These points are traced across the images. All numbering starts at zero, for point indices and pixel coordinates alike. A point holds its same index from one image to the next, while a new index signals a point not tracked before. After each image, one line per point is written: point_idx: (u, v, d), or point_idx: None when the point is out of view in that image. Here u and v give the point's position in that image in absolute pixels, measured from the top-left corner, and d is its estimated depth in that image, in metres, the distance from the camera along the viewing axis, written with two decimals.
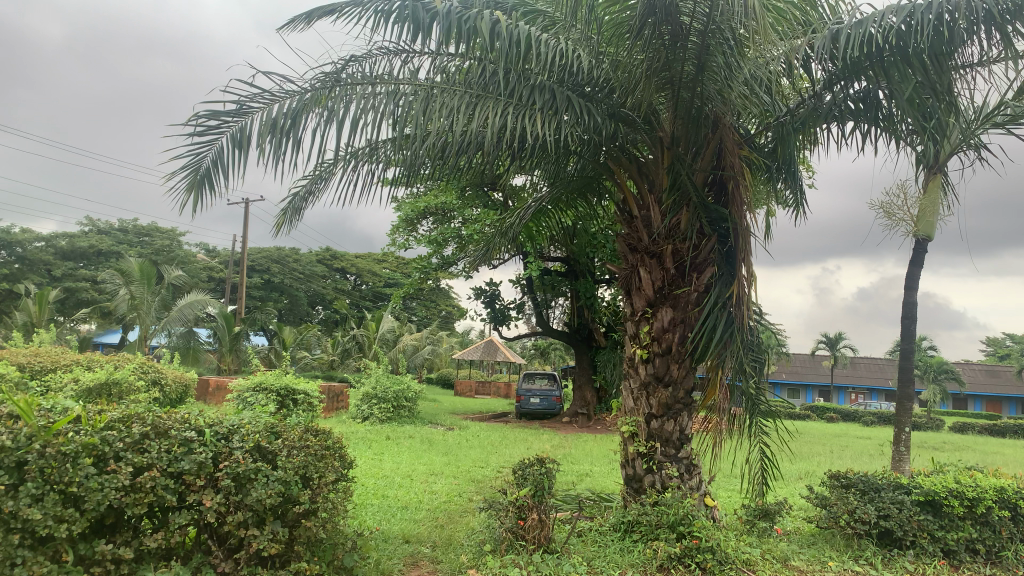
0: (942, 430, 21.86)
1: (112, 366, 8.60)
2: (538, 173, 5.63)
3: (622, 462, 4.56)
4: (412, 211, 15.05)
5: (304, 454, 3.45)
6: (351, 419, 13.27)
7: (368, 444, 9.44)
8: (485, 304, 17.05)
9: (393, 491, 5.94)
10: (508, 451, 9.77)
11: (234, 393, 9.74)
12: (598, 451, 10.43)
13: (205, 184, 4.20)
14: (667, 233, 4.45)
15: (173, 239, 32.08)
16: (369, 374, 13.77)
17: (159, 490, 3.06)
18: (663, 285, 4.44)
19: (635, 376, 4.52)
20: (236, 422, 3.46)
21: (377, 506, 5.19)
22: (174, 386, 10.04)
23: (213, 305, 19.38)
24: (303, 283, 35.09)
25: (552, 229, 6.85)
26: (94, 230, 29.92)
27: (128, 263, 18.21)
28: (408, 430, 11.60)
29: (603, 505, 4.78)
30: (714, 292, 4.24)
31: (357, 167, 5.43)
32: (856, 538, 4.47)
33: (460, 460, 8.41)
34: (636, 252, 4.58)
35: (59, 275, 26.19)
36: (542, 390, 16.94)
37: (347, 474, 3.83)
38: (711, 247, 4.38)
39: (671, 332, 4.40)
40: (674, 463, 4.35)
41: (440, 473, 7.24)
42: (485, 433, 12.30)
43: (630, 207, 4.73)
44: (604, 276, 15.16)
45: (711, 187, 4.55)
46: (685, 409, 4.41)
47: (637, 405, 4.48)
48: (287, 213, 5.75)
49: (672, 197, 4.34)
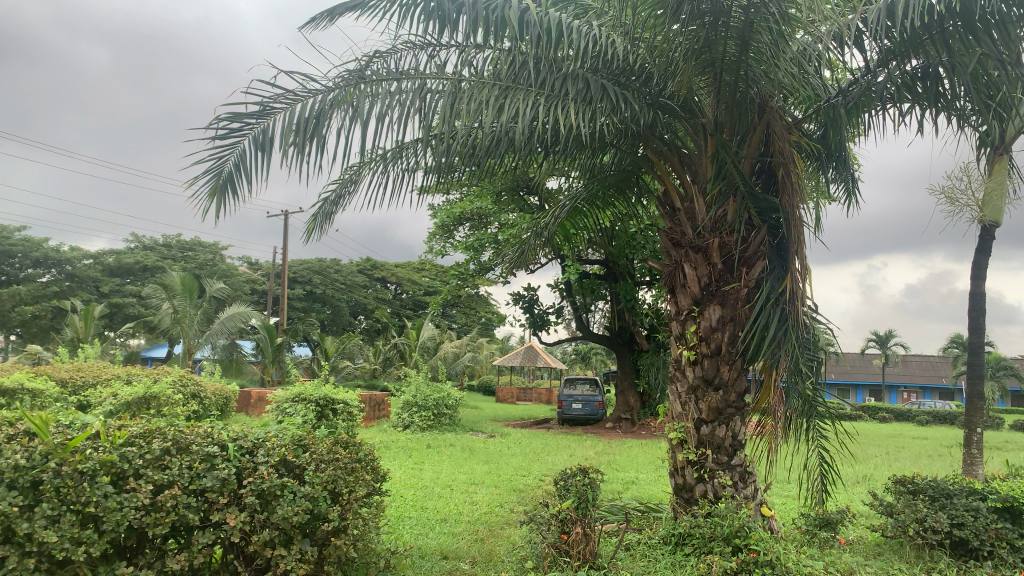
0: (1003, 429, 21.02)
1: (151, 379, 8.58)
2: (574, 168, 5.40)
3: (671, 471, 4.30)
4: (448, 217, 14.93)
5: (333, 467, 3.27)
6: (392, 428, 13.14)
7: (408, 453, 9.28)
8: (524, 309, 16.84)
9: (432, 502, 5.75)
10: (551, 458, 9.54)
11: (273, 404, 9.67)
12: (644, 457, 10.13)
13: (228, 189, 4.07)
14: (713, 226, 4.19)
15: (216, 254, 32.52)
16: (409, 383, 13.63)
17: (181, 509, 2.90)
18: (710, 281, 4.17)
19: (683, 378, 4.26)
20: (263, 434, 3.28)
21: (415, 519, 5.00)
22: (214, 399, 10.01)
23: (255, 317, 19.48)
24: (344, 293, 35.30)
25: (590, 232, 6.63)
26: (139, 246, 30.46)
27: (170, 277, 18.40)
28: (449, 439, 11.44)
29: (652, 516, 4.53)
30: (765, 287, 3.97)
31: (387, 169, 5.27)
32: (928, 548, 4.13)
33: (502, 469, 8.19)
34: (680, 247, 4.33)
35: (106, 292, 26.67)
36: (585, 395, 16.66)
37: (380, 489, 3.65)
38: (761, 239, 4.11)
39: (720, 332, 4.14)
40: (728, 472, 4.07)
41: (481, 483, 7.04)
42: (527, 440, 12.07)
43: (671, 200, 4.48)
44: (645, 277, 14.85)
45: (758, 175, 4.29)
46: (737, 413, 4.14)
47: (686, 409, 4.22)
48: (318, 219, 5.61)
49: (717, 187, 4.08)
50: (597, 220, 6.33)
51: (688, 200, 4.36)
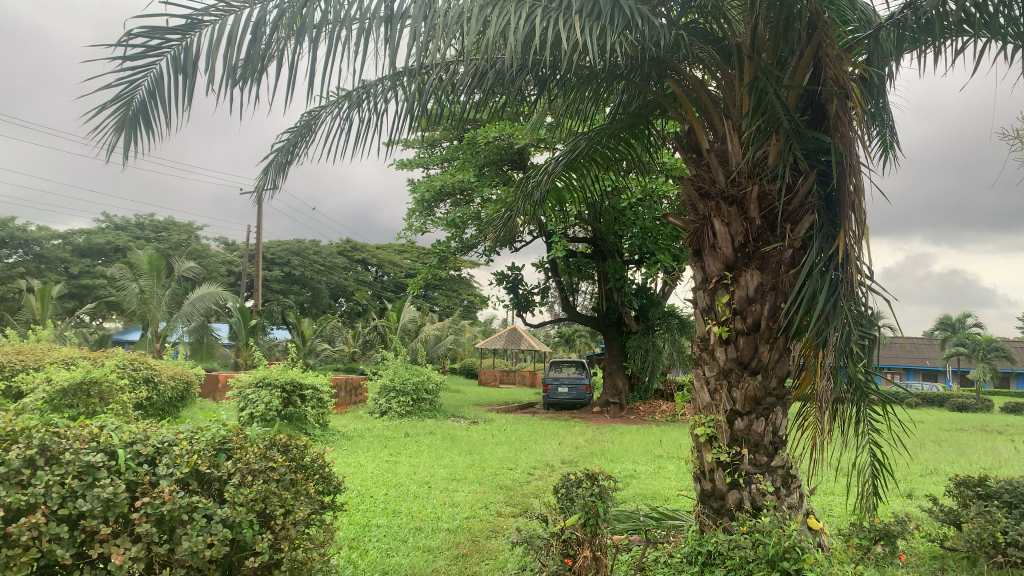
0: (994, 411, 20.46)
1: (96, 363, 7.68)
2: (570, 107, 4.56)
3: (696, 474, 3.51)
4: (429, 191, 14.02)
5: (263, 481, 2.43)
6: (368, 414, 12.33)
7: (383, 444, 8.45)
8: (508, 289, 16.03)
9: (405, 505, 4.95)
10: (539, 448, 8.75)
11: (235, 390, 8.80)
12: (640, 446, 9.38)
13: (141, 123, 3.22)
14: (751, 171, 3.39)
15: (191, 234, 31.39)
16: (386, 366, 12.80)
17: (46, 543, 2.05)
18: (746, 240, 3.38)
19: (711, 362, 3.47)
20: (171, 436, 2.45)
21: (384, 530, 4.19)
22: (170, 384, 9.13)
23: (226, 296, 18.55)
24: (324, 275, 34.37)
25: (587, 200, 5.75)
26: (110, 226, 29.26)
27: (135, 256, 17.38)
28: (428, 426, 10.65)
29: (671, 527, 3.77)
30: (812, 249, 3.20)
31: (349, 113, 4.43)
32: (1008, 568, 3.36)
33: (485, 461, 7.39)
34: (709, 199, 3.51)
35: (76, 273, 25.57)
36: (571, 379, 15.86)
37: (330, 507, 2.82)
38: (809, 188, 3.32)
39: (759, 303, 3.34)
40: (768, 476, 3.29)
41: (462, 478, 6.25)
42: (511, 426, 11.30)
43: (697, 141, 3.65)
44: (634, 256, 14.09)
45: (804, 111, 3.49)
46: (778, 403, 3.37)
47: (715, 399, 3.42)
48: (270, 172, 4.78)
49: (757, 122, 3.27)
50: (594, 187, 5.46)
51: (719, 139, 3.53)
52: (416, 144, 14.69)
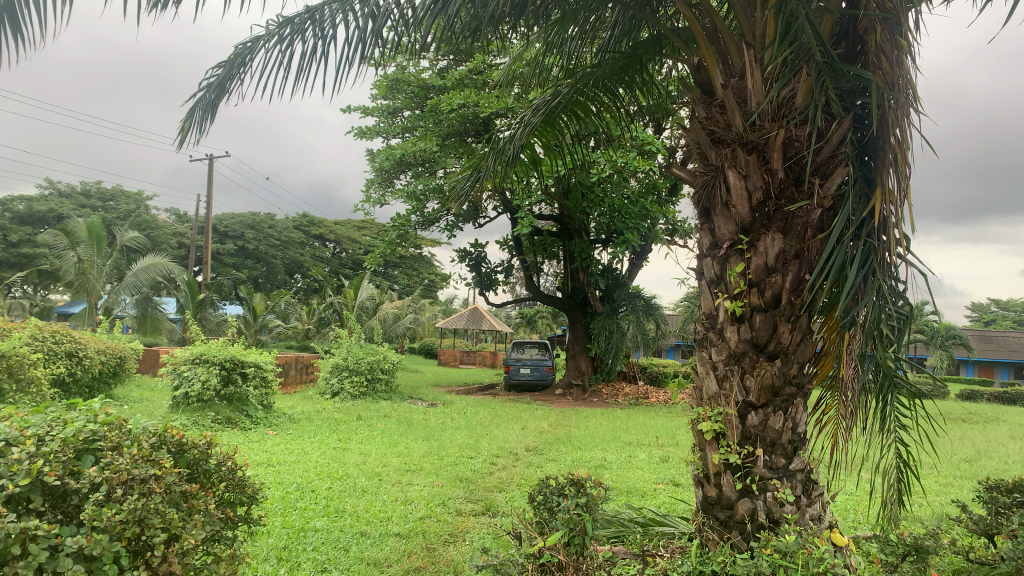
0: (953, 398, 20.38)
1: (10, 337, 6.87)
2: (549, 36, 3.88)
3: (698, 477, 2.94)
4: (388, 160, 13.27)
5: (139, 501, 1.74)
6: (320, 394, 11.61)
7: (331, 428, 7.78)
8: (470, 267, 15.39)
9: (351, 502, 4.31)
10: (501, 433, 8.17)
11: (170, 367, 8.03)
12: (606, 431, 8.85)
13: (6, 24, 2.49)
14: (775, 112, 2.78)
15: (140, 203, 30.04)
16: (339, 344, 12.09)
17: None
18: (767, 195, 2.78)
19: (721, 342, 2.87)
20: (13, 433, 1.76)
21: (322, 538, 3.54)
22: (99, 360, 8.33)
23: (173, 268, 17.57)
24: (279, 250, 33.28)
25: (559, 167, 5.04)
26: (53, 192, 27.82)
27: (74, 223, 16.27)
28: (382, 408, 9.99)
29: (660, 535, 3.17)
30: (848, 210, 2.64)
31: (291, 43, 3.72)
32: None
33: (444, 448, 6.78)
34: (723, 145, 2.88)
35: (15, 241, 24.15)
36: (534, 360, 15.30)
37: (233, 534, 2.14)
38: (843, 136, 2.74)
39: (780, 274, 2.75)
40: (785, 482, 2.74)
41: (418, 468, 5.63)
42: (472, 409, 10.71)
43: (708, 75, 3.01)
44: (601, 234, 13.51)
45: (837, 42, 2.92)
46: (798, 394, 2.81)
47: (725, 389, 2.83)
48: (196, 112, 4.06)
49: (785, 53, 2.64)
50: (574, 155, 4.79)
51: (736, 71, 2.88)
52: (376, 112, 13.92)
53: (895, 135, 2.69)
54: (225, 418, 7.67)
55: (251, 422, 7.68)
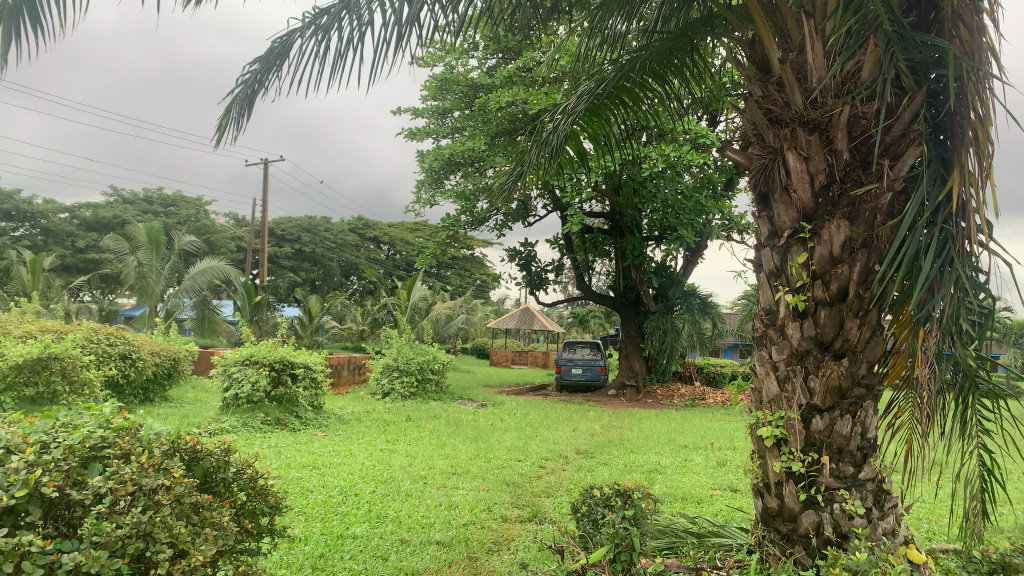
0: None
1: (66, 339, 6.97)
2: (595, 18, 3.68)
3: (759, 486, 2.72)
4: (438, 160, 13.21)
5: (143, 515, 1.62)
6: (371, 395, 11.60)
7: (380, 429, 7.71)
8: (521, 266, 15.24)
9: (394, 507, 4.19)
10: (551, 434, 7.98)
11: (220, 368, 8.06)
12: (661, 433, 8.58)
13: (25, 16, 2.41)
14: (839, 88, 2.54)
15: (199, 208, 30.73)
16: (390, 345, 12.07)
17: None
18: (831, 180, 2.55)
19: (781, 340, 2.64)
20: (14, 440, 1.65)
21: (360, 545, 3.42)
22: (154, 362, 8.43)
23: (230, 270, 17.86)
24: (334, 252, 33.68)
25: (607, 160, 4.82)
26: (117, 199, 28.66)
27: (134, 228, 16.64)
28: (432, 409, 9.90)
29: (718, 547, 2.97)
30: (922, 194, 2.39)
31: (327, 35, 3.59)
32: None
33: (493, 450, 6.63)
34: (781, 126, 2.66)
35: (81, 247, 24.92)
36: (586, 360, 15.06)
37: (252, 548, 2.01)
38: (916, 113, 2.49)
39: (846, 265, 2.51)
40: (855, 492, 2.49)
41: (465, 471, 5.49)
42: (522, 409, 10.56)
43: (764, 50, 2.77)
44: (653, 231, 13.21)
45: (908, 10, 2.66)
46: (869, 396, 2.56)
47: (786, 391, 2.60)
48: (234, 109, 3.97)
49: (849, 20, 2.40)
50: (622, 149, 4.58)
51: (795, 45, 2.65)
52: (426, 112, 13.88)
53: (974, 109, 2.42)
54: (275, 418, 7.67)
55: (301, 423, 7.66)
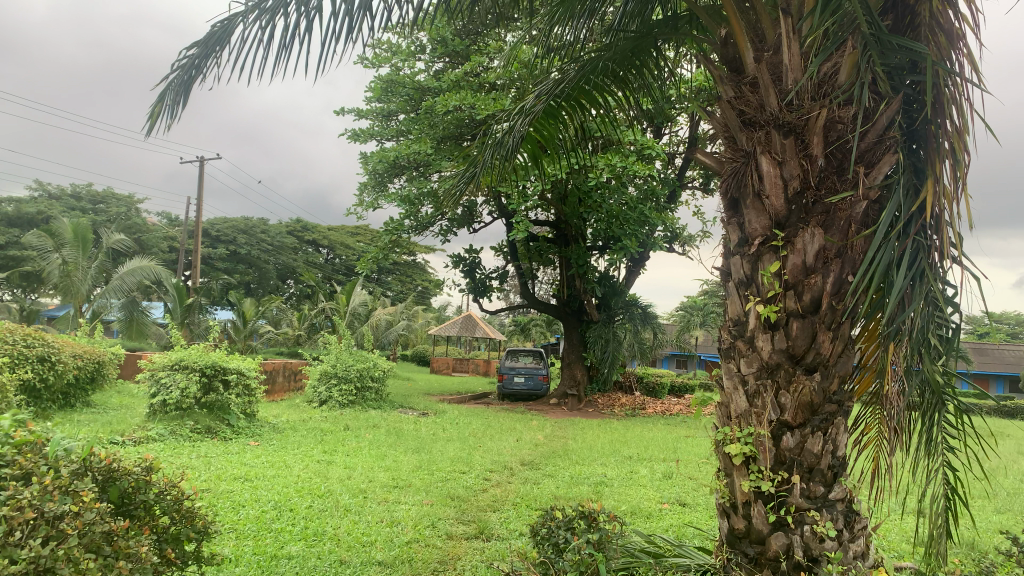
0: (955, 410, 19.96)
1: None
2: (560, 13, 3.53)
3: (724, 506, 2.60)
4: (382, 163, 12.91)
5: (42, 549, 1.38)
6: (307, 403, 11.21)
7: (316, 439, 7.39)
8: (465, 273, 15.04)
9: (332, 525, 3.94)
10: (494, 445, 7.78)
11: (146, 373, 7.62)
12: (605, 444, 8.46)
13: None
14: (816, 90, 2.43)
15: (130, 207, 29.61)
16: (328, 351, 11.70)
17: None
18: (804, 186, 2.45)
19: (752, 354, 2.52)
20: None
21: (294, 568, 3.16)
22: (74, 365, 7.93)
23: (161, 271, 17.18)
24: (272, 254, 32.86)
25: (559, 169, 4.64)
26: (42, 194, 27.38)
27: (58, 224, 15.82)
28: (371, 418, 9.60)
29: (676, 567, 2.81)
30: (897, 204, 2.30)
31: (273, 19, 3.33)
32: None
33: (435, 462, 6.41)
34: (755, 129, 2.55)
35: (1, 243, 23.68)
36: (528, 369, 14.92)
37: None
38: (891, 120, 2.40)
39: (820, 275, 2.41)
40: (824, 514, 2.39)
41: (406, 485, 5.25)
42: (464, 419, 10.33)
43: (737, 51, 2.66)
44: (599, 240, 13.16)
45: (883, 14, 2.57)
46: (839, 412, 2.46)
47: (756, 406, 2.48)
48: (168, 96, 3.66)
49: (828, 21, 2.30)
50: (575, 158, 4.40)
51: (770, 45, 2.54)
52: (371, 114, 13.57)
53: (950, 120, 2.35)
54: (205, 427, 7.29)
55: (232, 432, 7.30)
